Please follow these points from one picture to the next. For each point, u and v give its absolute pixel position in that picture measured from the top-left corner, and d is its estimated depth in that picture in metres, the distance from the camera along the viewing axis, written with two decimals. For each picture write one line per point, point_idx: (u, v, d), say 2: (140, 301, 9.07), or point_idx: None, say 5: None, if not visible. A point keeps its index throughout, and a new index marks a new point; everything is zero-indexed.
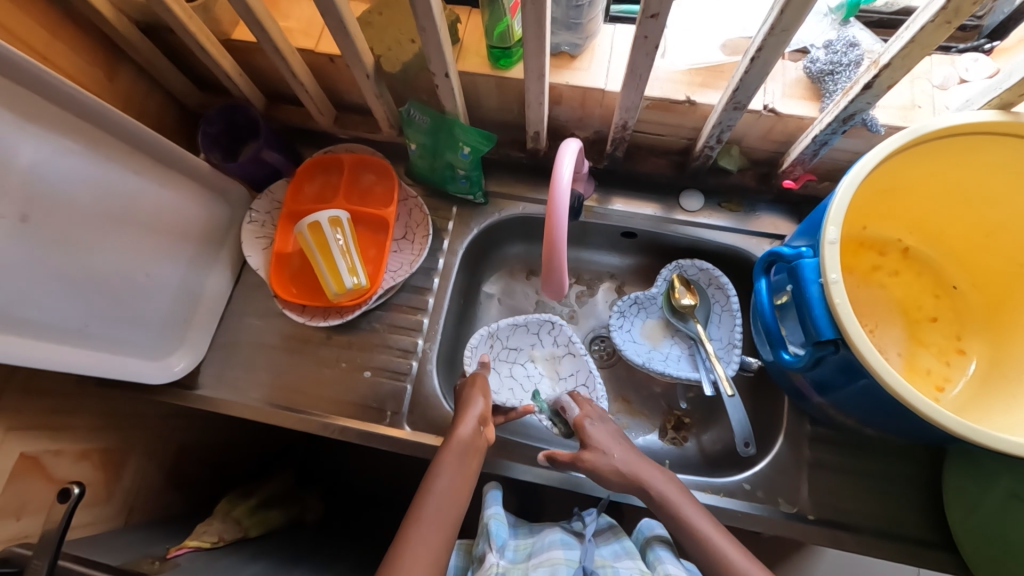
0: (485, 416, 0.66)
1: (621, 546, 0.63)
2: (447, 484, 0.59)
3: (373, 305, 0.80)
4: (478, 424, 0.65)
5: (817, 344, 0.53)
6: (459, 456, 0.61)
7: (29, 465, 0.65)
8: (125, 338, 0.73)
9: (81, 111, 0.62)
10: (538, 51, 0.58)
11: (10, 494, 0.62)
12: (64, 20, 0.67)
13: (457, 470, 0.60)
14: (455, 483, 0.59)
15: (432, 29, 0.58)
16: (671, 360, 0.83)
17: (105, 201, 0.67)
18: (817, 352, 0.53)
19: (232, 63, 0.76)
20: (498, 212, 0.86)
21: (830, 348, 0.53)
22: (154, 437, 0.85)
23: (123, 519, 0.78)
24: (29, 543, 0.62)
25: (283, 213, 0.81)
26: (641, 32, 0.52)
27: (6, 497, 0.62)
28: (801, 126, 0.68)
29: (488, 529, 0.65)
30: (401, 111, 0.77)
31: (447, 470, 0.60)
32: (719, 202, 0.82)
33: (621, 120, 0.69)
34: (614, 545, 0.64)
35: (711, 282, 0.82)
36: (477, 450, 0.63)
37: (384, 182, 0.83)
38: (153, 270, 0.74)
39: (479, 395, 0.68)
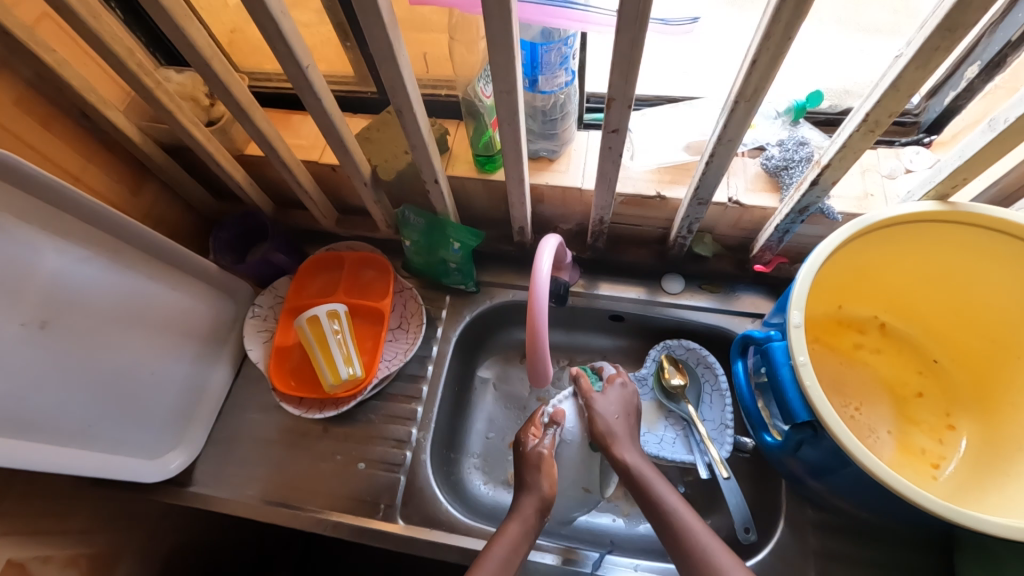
0: (548, 501, 0.65)
1: None
2: (501, 564, 0.60)
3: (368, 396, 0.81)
4: (540, 512, 0.64)
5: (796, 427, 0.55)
6: (517, 540, 0.62)
7: (17, 573, 0.65)
8: (126, 437, 0.75)
9: (104, 224, 0.68)
10: (517, 160, 0.64)
11: None
12: (98, 146, 0.76)
13: (514, 543, 0.61)
14: (510, 557, 0.61)
15: (421, 145, 0.65)
16: (666, 443, 0.82)
17: (118, 305, 0.71)
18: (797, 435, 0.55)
19: (244, 175, 0.83)
20: (490, 299, 0.90)
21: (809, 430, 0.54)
22: (148, 537, 0.84)
23: None
24: None
25: (286, 308, 0.86)
26: (606, 143, 0.59)
27: None
28: (766, 215, 0.73)
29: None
30: (397, 212, 0.84)
31: (506, 545, 0.61)
32: (700, 284, 0.86)
33: (598, 216, 0.75)
34: None
35: (700, 361, 0.84)
36: (539, 533, 0.64)
37: (379, 274, 0.88)
38: (158, 368, 0.77)
39: (546, 480, 0.65)
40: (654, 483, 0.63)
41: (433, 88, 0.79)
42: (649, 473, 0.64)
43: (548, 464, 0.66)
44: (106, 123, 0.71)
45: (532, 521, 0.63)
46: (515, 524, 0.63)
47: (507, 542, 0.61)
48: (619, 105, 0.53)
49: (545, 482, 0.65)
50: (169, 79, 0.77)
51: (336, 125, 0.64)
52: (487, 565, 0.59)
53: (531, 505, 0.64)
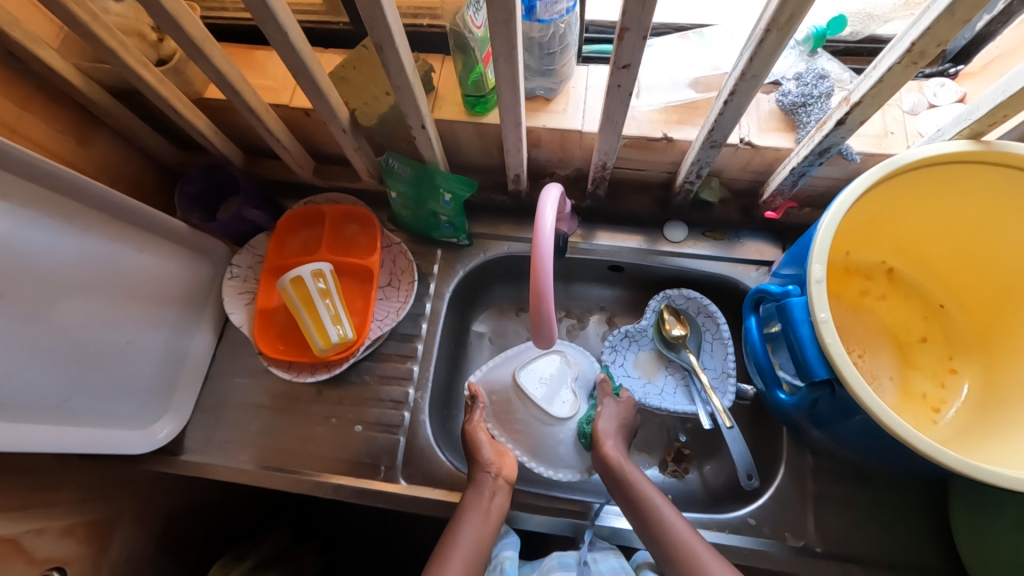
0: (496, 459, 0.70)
1: (620, 563, 0.67)
2: (471, 526, 0.64)
3: (361, 357, 0.78)
4: (491, 470, 0.69)
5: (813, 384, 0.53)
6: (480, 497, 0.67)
7: (10, 548, 0.63)
8: (107, 409, 0.71)
9: (55, 183, 0.61)
10: (513, 101, 0.57)
11: None
12: (33, 91, 0.66)
13: (479, 505, 0.66)
14: (483, 520, 0.65)
15: (406, 87, 0.58)
16: (667, 393, 0.82)
17: (80, 273, 0.65)
18: (814, 394, 0.53)
19: (207, 122, 0.75)
20: (484, 252, 0.85)
21: (825, 388, 0.53)
22: (142, 504, 0.83)
23: None
24: None
25: (267, 268, 0.80)
26: (614, 81, 0.52)
27: None
28: (779, 158, 0.68)
29: (501, 569, 0.68)
30: (380, 161, 0.76)
31: (473, 508, 0.65)
32: (703, 231, 0.82)
33: (600, 161, 0.69)
34: (611, 562, 0.67)
35: (701, 310, 0.82)
36: (501, 488, 0.68)
37: (365, 229, 0.82)
38: (132, 336, 0.73)
39: (485, 440, 0.72)
40: (634, 474, 0.66)
41: (415, 17, 0.71)
42: (632, 471, 0.67)
43: (482, 436, 0.73)
44: (38, 63, 0.62)
45: (490, 485, 0.68)
46: (473, 490, 0.67)
47: (475, 507, 0.66)
48: (633, 36, 0.46)
49: (488, 453, 0.71)
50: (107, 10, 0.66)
51: (306, 63, 0.56)
52: (457, 532, 0.63)
53: (482, 465, 0.69)
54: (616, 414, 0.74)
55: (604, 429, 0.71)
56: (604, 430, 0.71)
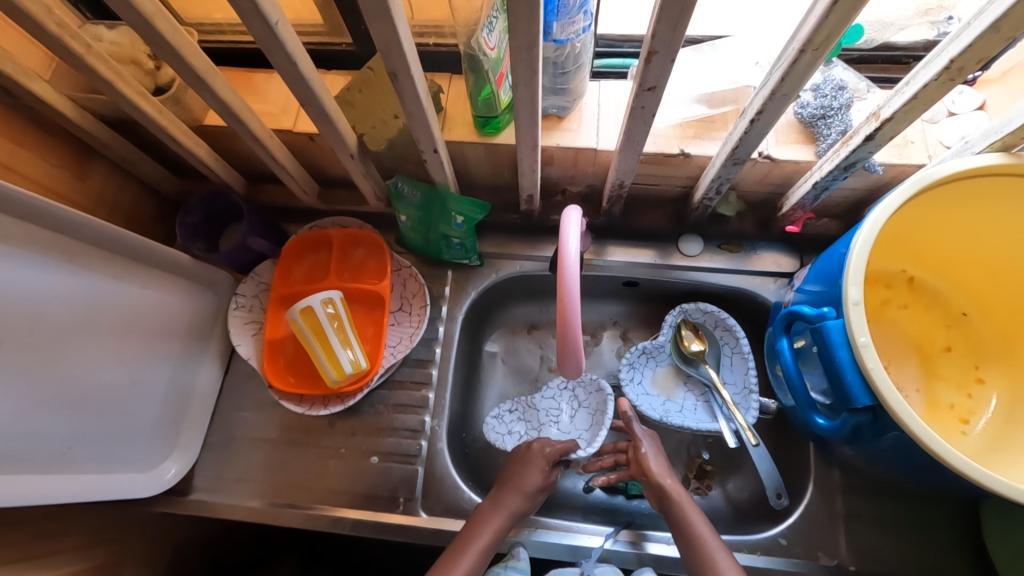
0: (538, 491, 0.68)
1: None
2: (488, 537, 0.65)
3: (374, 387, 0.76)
4: (526, 496, 0.68)
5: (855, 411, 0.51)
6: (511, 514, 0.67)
7: None
8: (112, 453, 0.68)
9: (51, 222, 0.59)
10: (531, 125, 0.56)
11: None
12: (26, 126, 0.64)
13: (503, 523, 0.66)
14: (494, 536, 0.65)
15: (419, 112, 0.56)
16: (687, 411, 0.81)
17: (82, 314, 0.63)
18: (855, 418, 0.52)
19: (207, 150, 0.73)
20: (495, 272, 0.83)
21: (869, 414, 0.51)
22: (149, 543, 0.81)
23: None
24: None
25: (273, 297, 0.78)
26: (638, 103, 0.51)
27: None
28: (799, 170, 0.67)
29: None
30: (388, 184, 0.74)
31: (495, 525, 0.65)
32: (719, 244, 0.80)
33: (617, 180, 0.67)
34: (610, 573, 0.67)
35: (718, 324, 0.81)
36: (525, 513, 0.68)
37: (374, 252, 0.80)
38: (137, 376, 0.70)
39: (539, 470, 0.70)
40: (691, 512, 0.64)
41: (420, 35, 0.69)
42: (688, 508, 0.64)
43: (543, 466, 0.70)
44: (31, 97, 0.60)
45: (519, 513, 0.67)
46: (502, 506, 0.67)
47: (494, 524, 0.65)
48: (659, 59, 0.45)
49: (537, 480, 0.69)
50: (101, 38, 0.64)
51: (315, 92, 0.54)
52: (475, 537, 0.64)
53: (519, 487, 0.68)
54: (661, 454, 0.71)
55: (658, 470, 0.68)
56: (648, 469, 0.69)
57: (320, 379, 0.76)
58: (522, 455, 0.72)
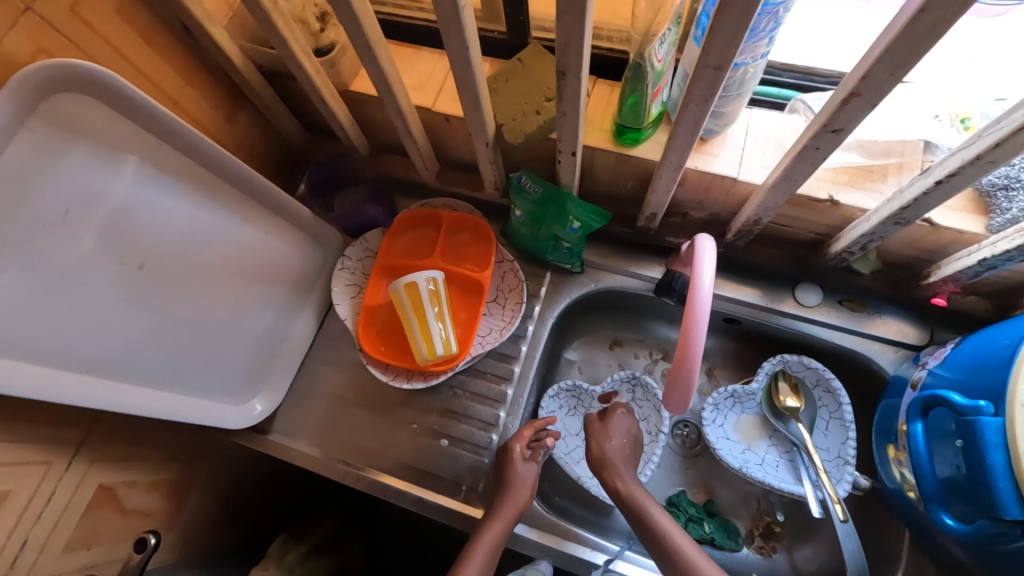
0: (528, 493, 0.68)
1: None
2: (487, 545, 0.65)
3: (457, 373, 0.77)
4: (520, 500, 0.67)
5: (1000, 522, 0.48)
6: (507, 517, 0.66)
7: (105, 496, 0.70)
8: (214, 382, 0.73)
9: (204, 158, 0.64)
10: (687, 146, 0.54)
11: (83, 524, 0.67)
12: (198, 67, 0.68)
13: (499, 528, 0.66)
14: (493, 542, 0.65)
15: (572, 113, 0.55)
16: (768, 465, 0.77)
17: (215, 249, 0.68)
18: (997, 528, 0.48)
19: (347, 114, 0.75)
20: (594, 282, 0.81)
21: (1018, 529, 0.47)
22: (215, 469, 0.88)
23: (177, 550, 0.81)
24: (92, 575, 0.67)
25: (376, 266, 0.80)
26: (813, 143, 0.47)
27: (78, 527, 0.67)
28: (961, 240, 0.61)
29: None
30: (511, 176, 0.73)
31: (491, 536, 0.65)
32: (840, 298, 0.75)
33: (754, 216, 0.63)
34: None
35: (820, 383, 0.76)
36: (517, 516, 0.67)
37: (481, 238, 0.81)
38: (248, 314, 0.75)
39: (523, 472, 0.69)
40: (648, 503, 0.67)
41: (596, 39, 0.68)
42: (639, 494, 0.68)
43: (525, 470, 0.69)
44: (209, 41, 0.63)
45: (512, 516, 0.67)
46: (500, 517, 0.66)
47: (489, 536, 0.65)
48: (859, 102, 0.41)
49: (526, 484, 0.69)
50: None
51: (474, 78, 0.55)
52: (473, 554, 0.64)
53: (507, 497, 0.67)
54: (621, 434, 0.74)
55: (613, 452, 0.72)
56: (600, 454, 0.72)
57: (409, 353, 0.78)
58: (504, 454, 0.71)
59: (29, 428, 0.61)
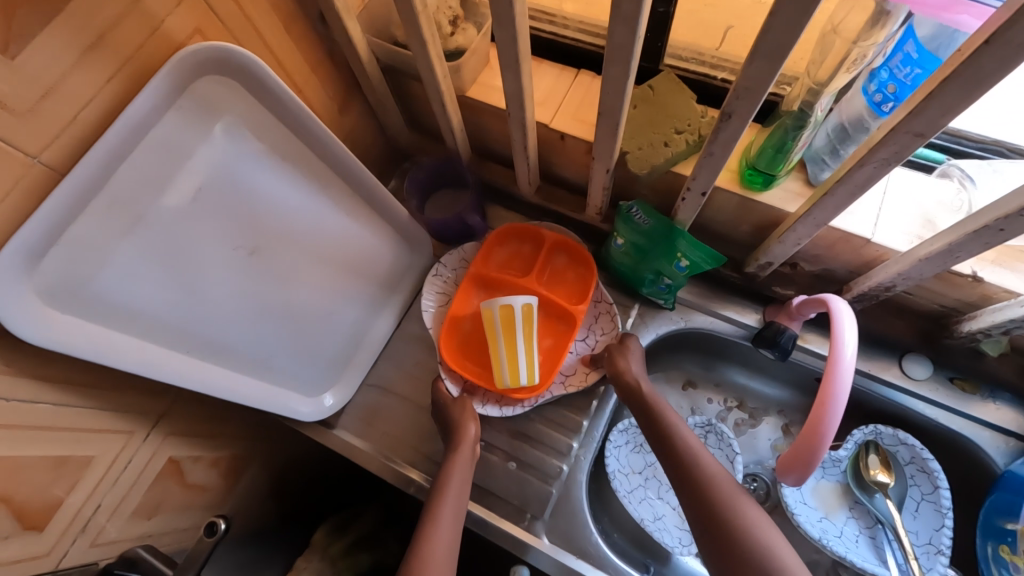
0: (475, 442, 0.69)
1: None
2: (452, 512, 0.63)
3: (533, 405, 0.75)
4: (472, 448, 0.69)
5: None
6: (465, 467, 0.67)
7: (173, 469, 0.68)
8: (295, 373, 0.72)
9: (323, 152, 0.64)
10: (840, 205, 0.50)
11: (149, 495, 0.66)
12: (324, 56, 0.67)
13: (461, 486, 0.66)
14: (455, 520, 0.63)
15: (720, 155, 0.52)
16: (848, 539, 0.72)
17: (318, 241, 0.68)
18: None
19: (460, 119, 0.73)
20: (683, 320, 0.78)
21: None
22: (269, 450, 0.88)
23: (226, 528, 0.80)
24: (152, 547, 0.65)
25: (471, 274, 0.79)
26: (998, 224, 0.44)
27: (145, 498, 0.65)
28: None
29: None
30: (620, 204, 0.70)
31: (449, 512, 0.63)
32: (952, 376, 0.70)
33: (888, 282, 0.60)
34: None
35: (915, 461, 0.71)
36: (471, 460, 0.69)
37: (582, 269, 0.79)
38: (335, 308, 0.75)
39: (472, 420, 0.70)
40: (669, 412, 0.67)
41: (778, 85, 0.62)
42: (664, 406, 0.67)
43: (472, 429, 0.69)
44: (344, 34, 0.62)
45: (467, 467, 0.67)
46: (456, 475, 0.66)
47: (452, 500, 0.64)
48: None
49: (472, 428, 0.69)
50: None
51: (621, 105, 0.52)
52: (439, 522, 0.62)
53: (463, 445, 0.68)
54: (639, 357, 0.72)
55: (637, 362, 0.71)
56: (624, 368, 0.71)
57: (486, 370, 0.77)
58: (452, 404, 0.72)
59: (116, 395, 0.60)
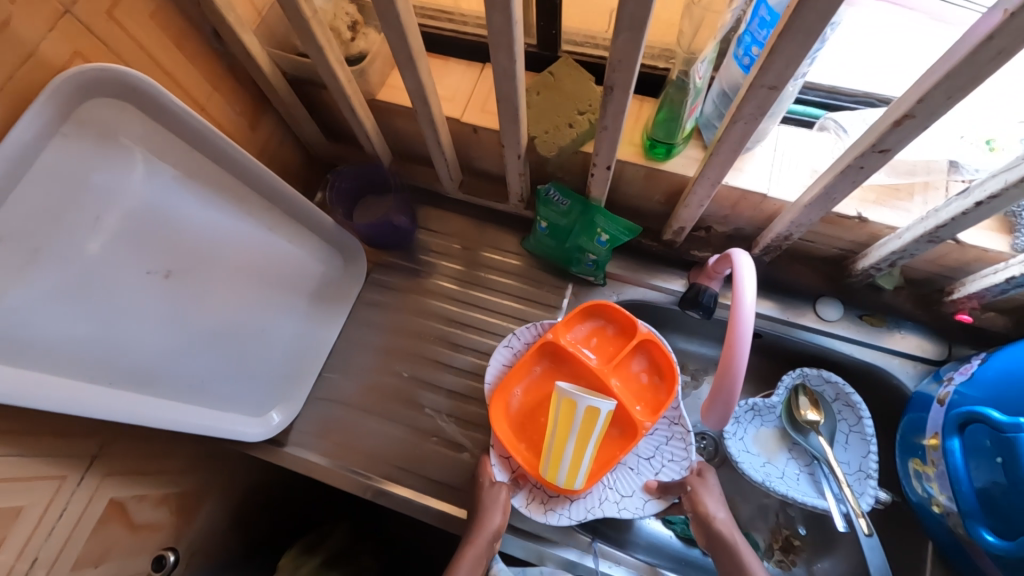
0: (497, 532, 0.64)
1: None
2: None
3: (578, 521, 0.68)
4: (490, 539, 0.64)
5: None
6: (479, 553, 0.63)
7: (116, 511, 0.65)
8: (235, 394, 0.71)
9: (234, 168, 0.64)
10: (726, 163, 0.54)
11: (93, 542, 0.63)
12: (225, 72, 0.67)
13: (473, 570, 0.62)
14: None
15: (613, 129, 0.55)
16: (789, 478, 0.77)
17: (242, 258, 0.68)
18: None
19: (373, 123, 0.74)
20: (616, 294, 0.81)
21: None
22: (225, 480, 0.85)
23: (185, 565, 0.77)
24: None
25: (541, 342, 0.72)
26: (858, 162, 0.48)
27: (89, 545, 0.62)
28: (985, 259, 0.62)
29: None
30: (538, 188, 0.73)
31: (463, 572, 0.61)
32: (861, 313, 0.76)
33: (785, 231, 0.64)
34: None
35: (839, 397, 0.76)
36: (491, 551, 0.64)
37: (660, 376, 0.71)
38: (269, 324, 0.74)
39: (498, 507, 0.66)
40: (742, 546, 0.61)
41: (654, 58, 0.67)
42: (739, 540, 0.62)
43: (496, 519, 0.65)
44: (240, 48, 0.62)
45: (484, 552, 0.63)
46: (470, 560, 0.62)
47: None
48: (912, 124, 0.42)
49: (497, 517, 0.65)
50: None
51: (516, 91, 0.55)
52: None
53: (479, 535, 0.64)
54: (718, 494, 0.66)
55: (717, 501, 0.65)
56: (703, 505, 0.64)
57: (529, 450, 0.70)
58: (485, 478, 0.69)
59: (36, 440, 0.57)
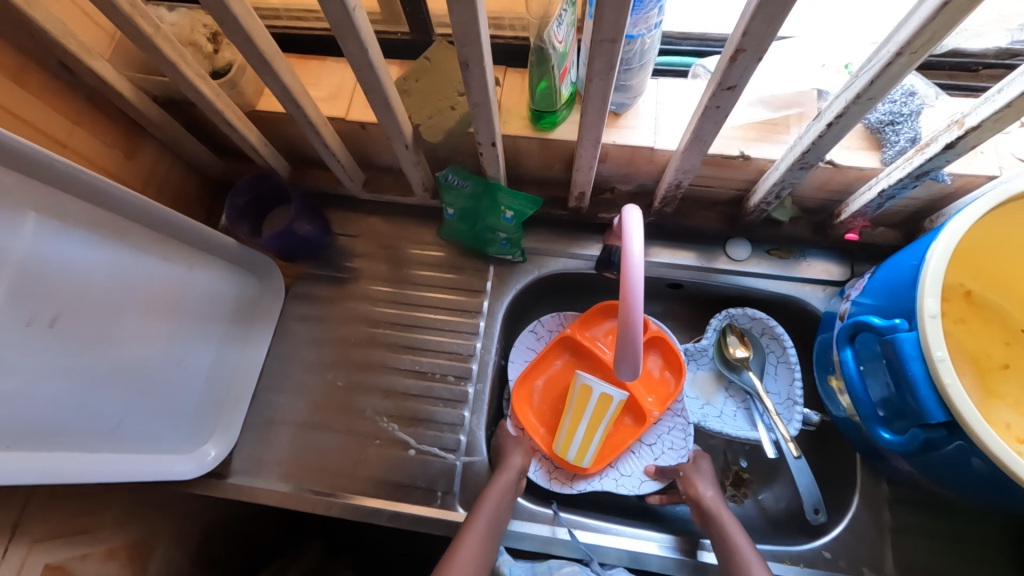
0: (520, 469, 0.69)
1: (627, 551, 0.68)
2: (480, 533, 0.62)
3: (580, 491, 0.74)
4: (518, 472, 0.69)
5: (929, 426, 0.52)
6: (506, 488, 0.67)
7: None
8: (157, 433, 0.69)
9: (110, 203, 0.60)
10: (599, 121, 0.55)
11: None
12: (84, 104, 0.64)
13: (498, 502, 0.65)
14: (497, 512, 0.65)
15: (484, 105, 0.55)
16: (727, 416, 0.80)
17: (140, 294, 0.64)
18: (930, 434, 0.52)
19: (258, 134, 0.72)
20: (538, 269, 0.82)
21: (942, 431, 0.52)
22: (178, 522, 0.82)
23: None
24: None
25: (563, 337, 0.80)
26: (713, 102, 0.50)
27: None
28: (862, 176, 0.65)
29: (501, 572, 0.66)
30: (438, 175, 0.72)
31: (493, 500, 0.65)
32: (769, 248, 0.78)
33: (675, 180, 0.66)
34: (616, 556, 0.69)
35: (765, 331, 0.79)
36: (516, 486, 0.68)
37: (671, 372, 0.79)
38: (184, 357, 0.71)
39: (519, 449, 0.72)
40: (726, 516, 0.64)
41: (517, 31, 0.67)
42: (726, 514, 0.64)
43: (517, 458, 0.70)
44: (92, 76, 0.59)
45: (512, 484, 0.68)
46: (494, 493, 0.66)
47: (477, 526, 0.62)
48: (746, 58, 0.44)
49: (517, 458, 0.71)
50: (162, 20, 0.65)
51: (381, 79, 0.54)
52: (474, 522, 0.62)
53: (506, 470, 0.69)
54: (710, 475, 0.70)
55: (705, 479, 0.69)
56: (694, 482, 0.68)
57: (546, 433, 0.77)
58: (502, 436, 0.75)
59: None
